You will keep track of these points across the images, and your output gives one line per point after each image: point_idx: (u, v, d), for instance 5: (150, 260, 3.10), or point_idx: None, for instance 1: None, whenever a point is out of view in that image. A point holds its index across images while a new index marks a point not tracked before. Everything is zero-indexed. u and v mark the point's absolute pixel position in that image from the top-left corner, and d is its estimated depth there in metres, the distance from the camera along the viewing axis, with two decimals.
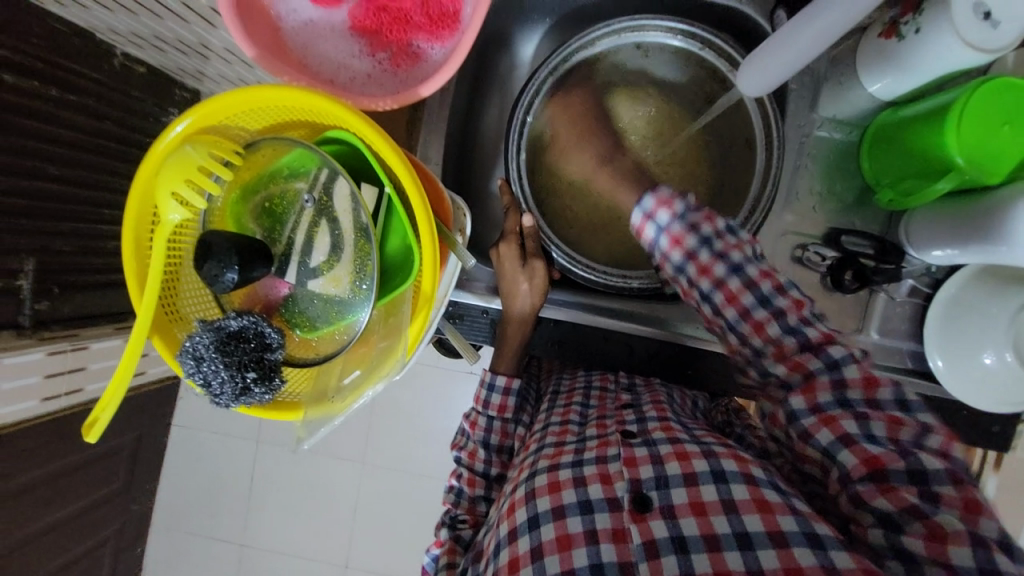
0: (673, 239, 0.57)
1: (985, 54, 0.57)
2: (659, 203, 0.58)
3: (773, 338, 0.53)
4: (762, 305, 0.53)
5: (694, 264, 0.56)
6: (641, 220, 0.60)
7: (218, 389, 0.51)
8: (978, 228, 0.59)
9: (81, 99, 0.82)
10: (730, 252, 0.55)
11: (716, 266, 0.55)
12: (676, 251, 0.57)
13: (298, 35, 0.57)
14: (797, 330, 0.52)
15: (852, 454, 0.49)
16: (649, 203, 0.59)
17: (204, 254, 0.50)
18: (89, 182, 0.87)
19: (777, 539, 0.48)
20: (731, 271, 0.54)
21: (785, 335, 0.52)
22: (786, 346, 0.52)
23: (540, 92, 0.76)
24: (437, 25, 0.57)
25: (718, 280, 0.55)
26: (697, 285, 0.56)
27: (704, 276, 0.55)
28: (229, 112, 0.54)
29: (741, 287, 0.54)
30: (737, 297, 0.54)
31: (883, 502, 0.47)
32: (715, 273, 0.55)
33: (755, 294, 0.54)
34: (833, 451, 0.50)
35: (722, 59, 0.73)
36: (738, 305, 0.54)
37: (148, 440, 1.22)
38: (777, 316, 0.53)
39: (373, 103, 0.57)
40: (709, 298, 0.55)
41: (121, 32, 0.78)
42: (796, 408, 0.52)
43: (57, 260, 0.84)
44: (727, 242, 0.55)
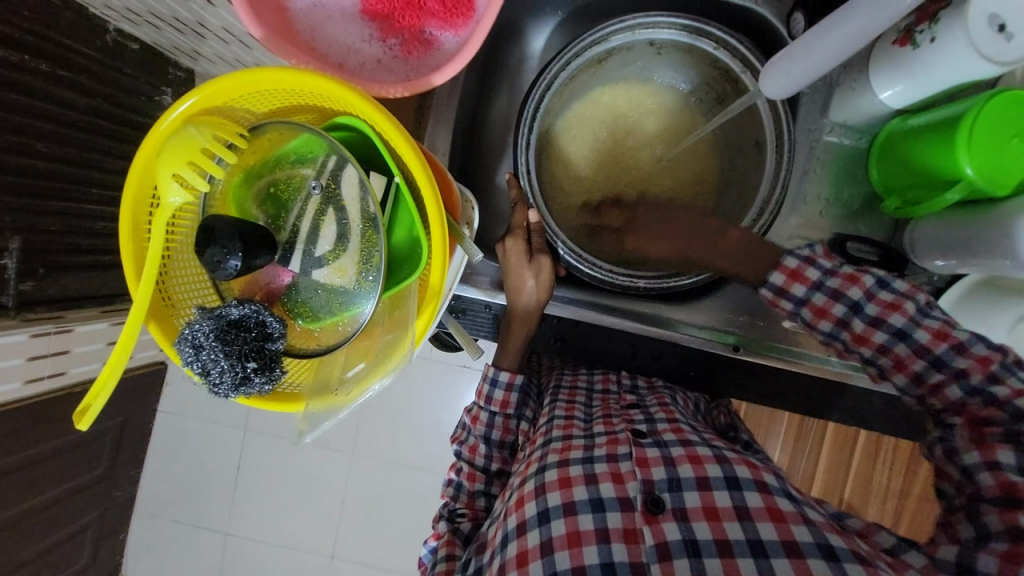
0: (817, 309, 0.58)
1: (998, 66, 0.57)
2: (787, 275, 0.58)
3: (882, 345, 0.56)
4: (902, 340, 0.55)
5: (809, 307, 0.58)
6: (772, 295, 0.60)
7: (216, 379, 0.50)
8: (987, 238, 0.59)
9: (72, 74, 0.79)
10: (849, 291, 0.56)
11: (835, 307, 0.57)
12: (785, 301, 0.59)
13: (307, 16, 0.56)
14: (907, 336, 0.55)
15: (991, 477, 0.51)
16: (777, 276, 0.59)
17: (207, 239, 0.48)
18: (79, 160, 0.84)
19: (791, 549, 0.49)
20: (852, 311, 0.56)
21: (895, 341, 0.55)
22: (936, 382, 0.54)
23: (551, 88, 0.75)
24: (451, 13, 0.55)
25: (839, 320, 0.57)
26: (816, 327, 0.58)
27: (822, 318, 0.58)
28: (234, 92, 0.52)
29: (868, 327, 0.56)
30: (901, 306, 0.55)
31: (993, 520, 0.50)
32: (833, 314, 0.57)
33: (889, 329, 0.55)
34: (974, 473, 0.52)
35: (736, 60, 0.71)
36: (830, 317, 0.57)
37: (132, 426, 1.19)
38: (920, 352, 0.54)
39: (384, 91, 0.55)
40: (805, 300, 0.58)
41: (116, 7, 0.75)
42: (950, 434, 0.54)
43: (43, 240, 0.81)
44: (842, 277, 0.57)
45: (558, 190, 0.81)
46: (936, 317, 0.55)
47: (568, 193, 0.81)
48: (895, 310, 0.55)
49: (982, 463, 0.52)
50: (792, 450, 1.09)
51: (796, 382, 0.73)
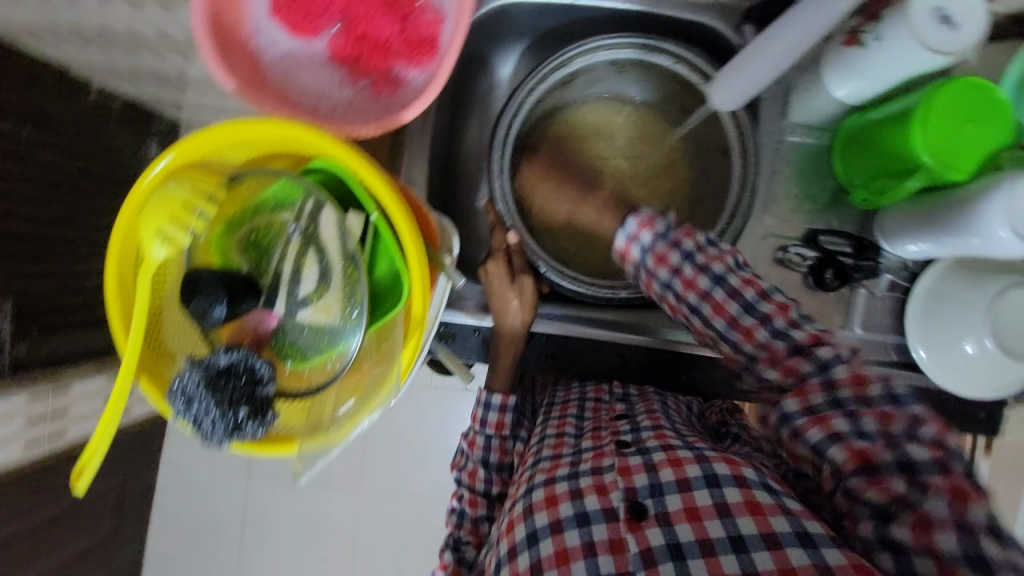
0: (685, 281, 0.56)
1: (946, 57, 0.60)
2: (640, 226, 0.60)
3: (733, 315, 0.54)
4: (779, 336, 0.52)
5: (679, 278, 0.57)
6: (626, 243, 0.61)
7: (208, 429, 0.51)
8: (953, 222, 0.61)
9: (55, 136, 0.81)
10: (712, 263, 0.56)
11: (730, 305, 0.54)
12: (659, 277, 0.58)
13: (277, 66, 0.57)
14: (787, 334, 0.52)
15: (840, 450, 0.49)
16: (631, 226, 0.61)
17: (196, 288, 0.51)
18: (67, 219, 0.86)
19: (770, 540, 0.49)
20: (716, 283, 0.55)
21: (745, 315, 0.53)
22: (777, 350, 0.52)
23: (520, 112, 0.77)
24: (416, 52, 0.58)
25: (703, 293, 0.56)
26: (711, 324, 0.55)
27: (721, 317, 0.54)
28: (212, 144, 0.54)
29: (757, 324, 0.53)
30: (752, 334, 0.53)
31: (872, 493, 0.47)
32: (727, 311, 0.54)
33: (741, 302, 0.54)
34: (824, 449, 0.50)
35: (694, 72, 0.74)
36: (698, 289, 0.56)
37: (133, 485, 1.17)
38: (764, 320, 0.53)
39: (356, 131, 0.57)
40: (753, 307, 0.53)
41: (94, 69, 0.77)
42: (788, 412, 0.51)
43: (35, 301, 0.82)
44: (707, 254, 0.56)
45: (536, 208, 0.84)
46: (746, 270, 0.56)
47: (547, 211, 0.83)
48: (748, 287, 0.54)
49: (828, 438, 0.49)
50: None
51: None
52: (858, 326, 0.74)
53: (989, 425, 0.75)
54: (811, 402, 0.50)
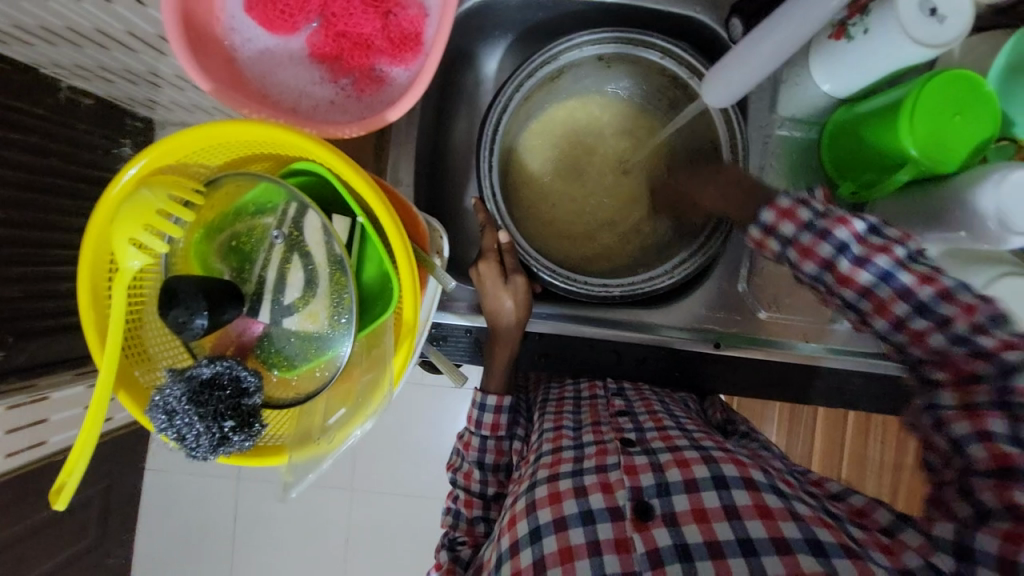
0: (804, 251, 0.51)
1: (934, 49, 0.59)
2: (778, 216, 0.53)
3: (899, 316, 0.48)
4: (921, 314, 0.47)
5: (797, 248, 0.52)
6: (761, 235, 0.54)
7: (193, 442, 0.48)
8: (944, 214, 0.62)
9: (24, 136, 0.78)
10: (838, 230, 0.50)
11: (861, 275, 0.49)
12: (771, 242, 0.53)
13: (256, 64, 0.56)
14: (968, 341, 0.46)
15: (982, 449, 0.45)
16: (767, 215, 0.53)
17: (169, 301, 0.47)
18: (38, 222, 0.82)
19: (781, 545, 0.49)
20: (839, 253, 0.50)
21: (879, 285, 0.49)
22: (919, 329, 0.48)
23: (508, 110, 0.76)
24: (399, 48, 0.55)
25: (826, 261, 0.50)
26: (840, 295, 0.50)
27: (846, 286, 0.50)
28: (187, 149, 0.52)
29: (892, 296, 0.48)
30: (887, 308, 0.49)
31: (990, 495, 0.45)
32: (858, 283, 0.49)
33: (874, 271, 0.49)
34: (965, 445, 0.46)
35: (683, 67, 0.73)
36: (855, 284, 0.49)
37: (119, 489, 1.15)
38: (940, 325, 0.47)
39: (339, 131, 0.54)
40: (889, 277, 0.48)
41: (64, 66, 0.74)
42: (937, 401, 0.48)
43: (7, 308, 0.79)
44: (833, 219, 0.50)
45: (525, 207, 0.83)
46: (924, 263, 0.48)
47: (537, 209, 0.83)
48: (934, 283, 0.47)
49: (973, 434, 0.46)
50: (787, 433, 1.10)
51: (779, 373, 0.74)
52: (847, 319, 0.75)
53: None
54: (973, 399, 0.46)
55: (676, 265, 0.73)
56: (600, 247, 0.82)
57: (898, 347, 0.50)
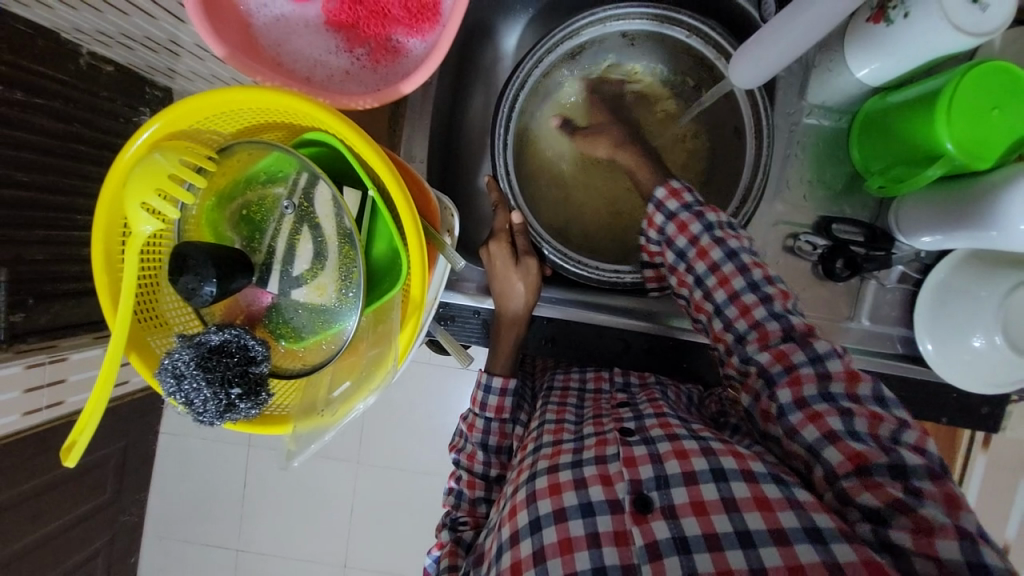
0: (680, 224, 0.63)
1: (975, 38, 0.56)
2: (668, 193, 0.65)
3: (736, 290, 0.59)
4: (752, 290, 0.58)
5: (674, 223, 0.64)
6: (653, 209, 0.66)
7: (200, 407, 0.49)
8: (974, 213, 0.59)
9: (48, 101, 0.78)
10: (708, 214, 0.63)
11: (714, 249, 0.61)
12: (658, 215, 0.66)
13: (271, 31, 0.54)
14: (783, 317, 0.57)
15: (838, 451, 0.51)
16: (660, 193, 0.66)
17: (180, 268, 0.47)
18: (60, 187, 0.83)
19: (779, 537, 0.49)
20: (704, 229, 0.62)
21: (724, 260, 0.60)
22: (747, 301, 0.58)
23: (526, 86, 0.74)
24: (416, 18, 0.54)
25: (693, 237, 0.63)
26: (695, 268, 0.62)
27: (700, 259, 0.61)
28: (201, 114, 0.51)
29: (734, 271, 0.59)
30: (728, 280, 0.59)
31: (868, 497, 0.49)
32: (710, 256, 0.61)
33: (724, 250, 0.60)
34: (822, 451, 0.52)
35: (710, 46, 0.71)
36: (708, 259, 0.61)
37: (135, 449, 1.19)
38: (765, 301, 0.58)
39: (353, 103, 0.54)
40: (734, 256, 0.60)
41: (86, 31, 0.74)
42: (784, 407, 0.54)
43: (31, 270, 0.80)
44: (703, 205, 0.64)
45: (542, 188, 0.81)
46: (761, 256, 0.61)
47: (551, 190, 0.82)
48: (759, 270, 0.59)
49: (823, 438, 0.52)
50: None
51: None
52: (865, 318, 0.74)
53: (991, 422, 0.75)
54: (804, 393, 0.54)
55: None
56: (615, 232, 0.81)
57: (727, 322, 0.59)
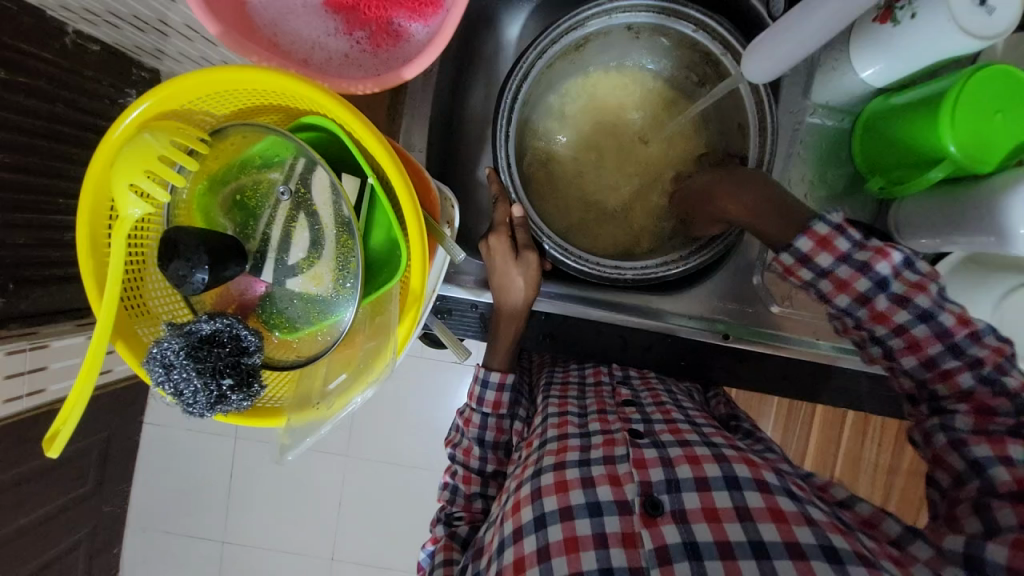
0: (840, 284, 0.55)
1: (981, 41, 0.56)
2: (814, 246, 0.55)
3: (932, 356, 0.54)
4: (954, 354, 0.53)
5: (833, 280, 0.55)
6: (793, 262, 0.57)
7: (190, 399, 0.47)
8: (975, 214, 0.58)
9: (30, 80, 0.75)
10: (879, 264, 0.54)
11: (859, 281, 0.54)
12: (805, 270, 0.56)
13: (267, 9, 0.52)
14: (965, 350, 0.53)
15: (1005, 472, 0.50)
16: (803, 243, 0.56)
17: (170, 253, 0.45)
18: (42, 169, 0.80)
19: (794, 550, 0.48)
20: (876, 287, 0.54)
21: (915, 323, 0.53)
22: (947, 367, 0.53)
23: (529, 76, 0.72)
24: (419, 2, 0.52)
25: (862, 296, 0.55)
26: (869, 329, 0.56)
27: (841, 292, 0.55)
28: (193, 94, 0.49)
29: (928, 335, 0.53)
30: (920, 345, 0.54)
31: (1008, 516, 0.48)
32: (893, 320, 0.54)
33: (913, 310, 0.53)
34: (985, 468, 0.51)
35: (716, 42, 0.70)
36: (890, 322, 0.54)
37: (119, 440, 1.16)
38: (971, 365, 0.53)
39: (352, 87, 0.52)
40: (930, 316, 0.53)
41: (71, 7, 0.70)
42: (955, 425, 0.53)
43: (12, 254, 0.77)
44: (873, 251, 0.54)
45: (545, 183, 0.81)
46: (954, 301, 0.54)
47: (554, 186, 0.81)
48: (961, 328, 0.52)
49: (994, 457, 0.51)
50: (783, 428, 1.09)
51: (785, 369, 0.73)
52: None
53: None
54: (989, 425, 0.52)
55: (692, 251, 0.71)
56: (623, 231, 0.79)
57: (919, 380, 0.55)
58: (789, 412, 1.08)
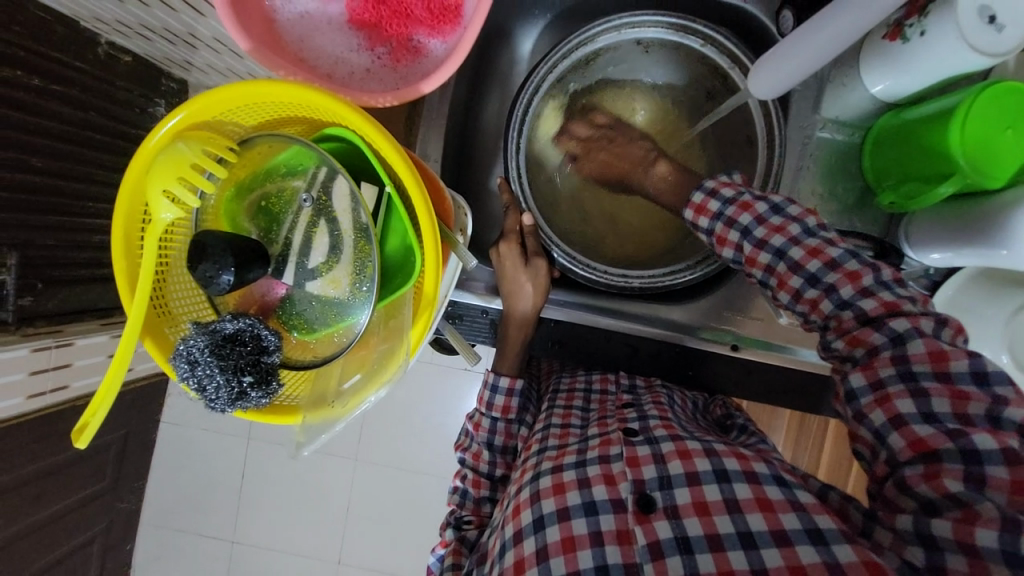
0: (747, 257, 0.58)
1: (991, 58, 0.57)
2: (695, 213, 0.62)
3: (828, 313, 0.53)
4: (812, 284, 0.54)
5: (742, 255, 0.59)
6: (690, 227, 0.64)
7: (212, 394, 0.49)
8: (984, 229, 0.59)
9: (66, 88, 0.79)
10: (742, 216, 0.59)
11: (760, 255, 0.57)
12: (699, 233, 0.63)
13: (294, 27, 0.55)
14: (852, 304, 0.52)
15: (900, 437, 0.48)
16: (690, 211, 0.63)
17: (199, 256, 0.48)
18: (74, 173, 0.84)
19: (780, 538, 0.49)
20: (777, 257, 0.55)
21: (807, 286, 0.54)
22: (844, 321, 0.52)
23: (540, 90, 0.75)
24: (438, 20, 0.54)
25: (767, 266, 0.56)
26: (778, 297, 0.56)
27: (752, 266, 0.58)
28: (223, 106, 0.52)
29: (820, 294, 0.53)
30: (817, 305, 0.53)
31: (924, 487, 0.45)
32: (790, 284, 0.55)
33: (772, 250, 0.56)
34: (885, 435, 0.49)
35: (725, 56, 0.72)
36: (789, 287, 0.55)
37: (135, 437, 1.19)
38: (860, 316, 0.51)
39: (372, 100, 0.54)
40: (818, 278, 0.53)
41: (107, 21, 0.75)
42: (853, 389, 0.51)
43: (40, 254, 0.81)
44: (768, 228, 0.57)
45: (558, 193, 0.82)
46: (817, 237, 0.55)
47: (567, 196, 0.82)
48: (851, 283, 0.52)
49: (888, 422, 0.48)
50: (793, 442, 1.08)
51: (791, 381, 0.73)
52: None
53: None
54: (877, 374, 0.49)
55: (697, 263, 0.73)
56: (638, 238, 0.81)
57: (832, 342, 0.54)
58: (799, 425, 1.07)
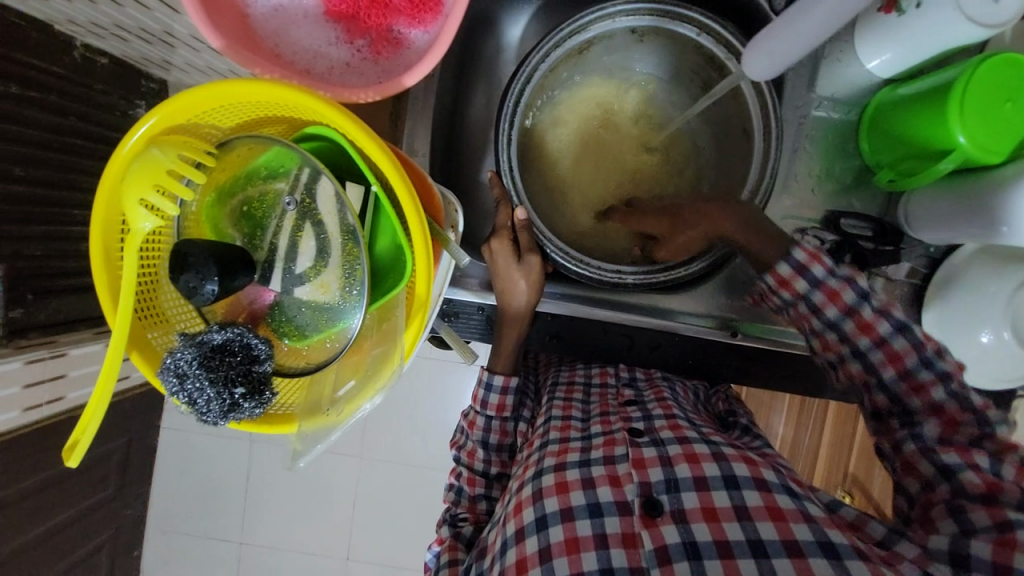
0: (863, 324, 0.57)
1: (988, 30, 0.55)
2: (811, 258, 0.58)
3: (936, 400, 0.56)
4: (927, 368, 0.56)
5: (855, 320, 0.58)
6: (791, 272, 0.59)
7: (204, 407, 0.48)
8: (985, 206, 0.58)
9: (42, 94, 0.76)
10: (860, 281, 0.58)
11: (880, 324, 0.57)
12: (801, 280, 0.59)
13: (269, 21, 0.53)
14: (961, 396, 0.55)
15: (975, 475, 0.52)
16: (798, 255, 0.59)
17: (181, 265, 0.46)
18: (56, 182, 0.81)
19: (792, 548, 0.49)
20: (895, 331, 0.57)
21: (920, 368, 0.56)
22: (949, 409, 0.56)
23: (532, 80, 0.72)
24: (418, 9, 0.52)
25: (880, 338, 0.57)
26: (880, 371, 0.57)
27: (863, 333, 0.58)
28: (197, 109, 0.50)
29: (932, 380, 0.56)
30: (924, 389, 0.56)
31: (980, 515, 0.50)
32: (903, 363, 0.57)
33: (890, 323, 0.57)
34: (955, 471, 0.53)
35: (720, 47, 0.69)
36: (900, 365, 0.57)
37: (137, 444, 1.18)
38: (965, 409, 0.55)
39: (354, 95, 0.52)
40: (933, 364, 0.56)
41: (80, 23, 0.72)
42: (924, 435, 0.56)
43: (29, 266, 0.79)
44: (886, 302, 0.58)
45: (550, 188, 0.81)
46: None
47: (559, 190, 0.81)
48: (957, 377, 0.56)
49: (964, 464, 0.53)
50: (795, 425, 1.09)
51: (794, 366, 0.73)
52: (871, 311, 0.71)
53: None
54: (956, 437, 0.55)
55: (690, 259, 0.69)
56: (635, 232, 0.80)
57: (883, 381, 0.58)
58: (801, 409, 1.08)
